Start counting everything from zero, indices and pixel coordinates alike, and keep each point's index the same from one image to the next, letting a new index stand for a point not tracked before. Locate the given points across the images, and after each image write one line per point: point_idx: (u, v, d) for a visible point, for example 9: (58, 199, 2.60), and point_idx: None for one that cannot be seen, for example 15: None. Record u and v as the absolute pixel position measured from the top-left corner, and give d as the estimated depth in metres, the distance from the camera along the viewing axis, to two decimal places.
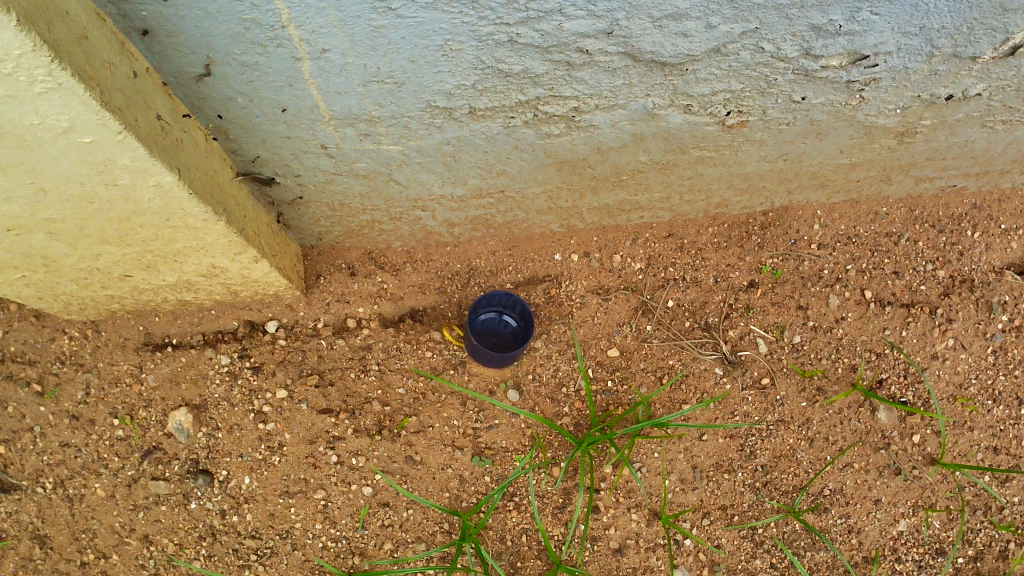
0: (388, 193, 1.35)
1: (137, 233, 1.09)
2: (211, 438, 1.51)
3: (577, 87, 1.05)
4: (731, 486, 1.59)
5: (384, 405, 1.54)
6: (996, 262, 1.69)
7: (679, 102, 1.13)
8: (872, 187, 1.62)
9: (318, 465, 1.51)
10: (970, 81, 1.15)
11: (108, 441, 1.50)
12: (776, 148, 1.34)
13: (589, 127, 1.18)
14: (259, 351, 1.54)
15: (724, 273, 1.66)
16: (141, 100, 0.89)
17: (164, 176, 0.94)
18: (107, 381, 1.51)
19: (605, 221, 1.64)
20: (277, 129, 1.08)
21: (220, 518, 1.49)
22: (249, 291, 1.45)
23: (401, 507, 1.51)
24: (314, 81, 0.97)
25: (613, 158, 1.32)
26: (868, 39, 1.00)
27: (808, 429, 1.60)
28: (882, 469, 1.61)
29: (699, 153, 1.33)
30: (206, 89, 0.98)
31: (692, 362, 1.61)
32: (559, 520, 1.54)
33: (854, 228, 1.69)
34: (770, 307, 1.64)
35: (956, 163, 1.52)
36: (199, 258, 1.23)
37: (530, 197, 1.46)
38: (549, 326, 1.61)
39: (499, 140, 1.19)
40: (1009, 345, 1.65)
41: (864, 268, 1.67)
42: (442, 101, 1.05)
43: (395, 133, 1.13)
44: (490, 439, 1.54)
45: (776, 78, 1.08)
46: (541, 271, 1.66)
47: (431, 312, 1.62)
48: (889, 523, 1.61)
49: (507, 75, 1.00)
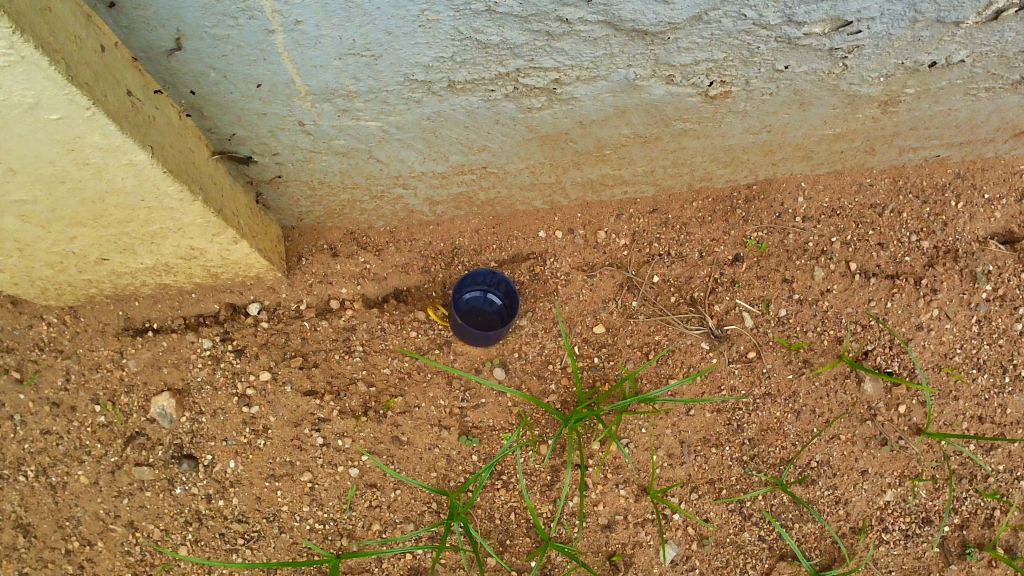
0: (368, 171, 1.33)
1: (112, 215, 1.07)
2: (195, 423, 1.49)
3: (557, 58, 1.04)
4: (719, 461, 1.59)
5: (369, 386, 1.53)
6: (979, 232, 1.69)
7: (661, 72, 1.11)
8: (856, 159, 1.61)
9: (303, 448, 1.50)
10: (953, 47, 1.14)
11: (90, 428, 1.48)
12: (759, 119, 1.33)
13: (570, 100, 1.17)
14: (242, 334, 1.52)
15: (709, 248, 1.65)
16: (111, 75, 0.87)
17: (137, 154, 0.92)
18: (88, 367, 1.49)
19: (588, 197, 1.64)
20: (252, 105, 1.06)
21: (206, 503, 1.48)
22: (230, 273, 1.43)
23: (388, 488, 1.51)
24: (288, 55, 0.95)
25: (595, 132, 1.31)
26: (851, 5, 0.99)
27: (795, 401, 1.61)
28: (868, 440, 1.61)
29: (682, 126, 1.32)
30: (177, 64, 0.95)
31: (679, 337, 1.60)
32: (547, 497, 1.54)
33: (838, 201, 1.69)
34: (755, 281, 1.64)
35: (939, 133, 1.52)
36: (176, 240, 1.21)
37: (512, 173, 1.44)
38: (534, 304, 1.60)
39: (480, 114, 1.17)
40: (993, 314, 1.66)
41: (848, 240, 1.67)
42: (421, 74, 1.03)
43: (374, 108, 1.11)
44: (477, 418, 1.54)
45: (758, 46, 1.07)
46: (526, 249, 1.65)
47: (416, 292, 1.60)
48: (877, 494, 1.62)
49: (485, 46, 0.98)
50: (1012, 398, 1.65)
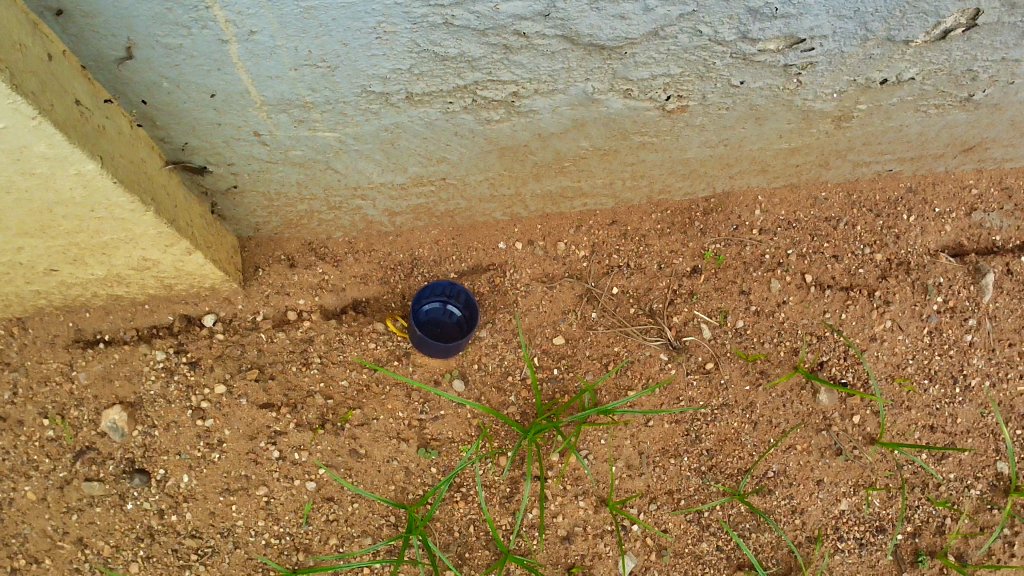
0: (326, 181, 1.32)
1: (60, 225, 1.05)
2: (147, 437, 1.46)
3: (515, 71, 1.04)
4: (677, 471, 1.60)
5: (327, 398, 1.51)
6: (931, 245, 1.73)
7: (619, 86, 1.12)
8: (811, 173, 1.64)
9: (259, 461, 1.47)
10: (903, 65, 1.17)
11: (38, 442, 1.45)
12: (716, 133, 1.35)
13: (529, 113, 1.17)
14: (196, 346, 1.50)
15: (668, 259, 1.67)
16: (58, 84, 0.85)
17: (85, 164, 0.90)
18: (36, 380, 1.46)
19: (548, 208, 1.64)
20: (206, 115, 1.04)
21: (159, 518, 1.45)
22: (184, 284, 1.41)
23: (346, 501, 1.49)
24: (243, 65, 0.94)
25: (554, 144, 1.31)
26: (804, 23, 1.01)
27: (752, 412, 1.62)
28: (823, 450, 1.64)
29: (640, 139, 1.33)
30: (128, 74, 0.94)
31: (638, 348, 1.61)
32: (507, 510, 1.53)
33: (794, 214, 1.72)
34: (713, 293, 1.65)
35: (891, 148, 1.55)
36: (128, 251, 1.18)
37: (472, 184, 1.44)
38: (494, 315, 1.60)
39: (439, 126, 1.17)
40: (944, 326, 1.69)
41: (804, 252, 1.69)
42: (378, 85, 1.02)
43: (331, 119, 1.10)
44: (436, 430, 1.53)
45: (714, 62, 1.08)
46: (485, 260, 1.64)
47: (375, 303, 1.59)
48: (832, 503, 1.63)
49: (443, 59, 0.98)
50: (962, 408, 1.68)
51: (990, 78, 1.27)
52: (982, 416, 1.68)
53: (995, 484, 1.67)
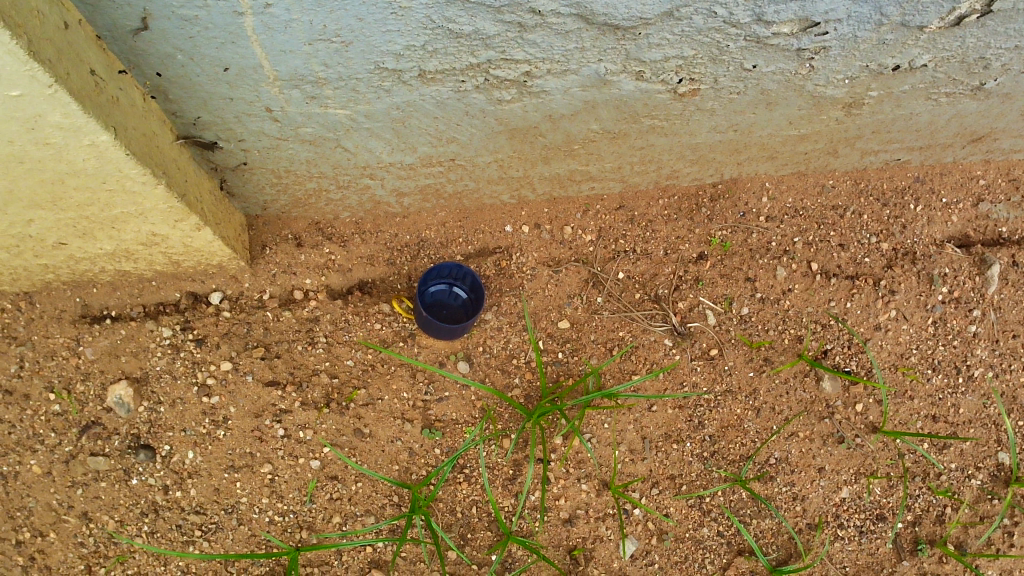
0: (335, 160, 1.32)
1: (71, 197, 1.05)
2: (153, 413, 1.47)
3: (528, 50, 1.03)
4: (679, 456, 1.61)
5: (332, 377, 1.52)
6: (936, 235, 1.73)
7: (631, 67, 1.12)
8: (820, 161, 1.64)
9: (264, 439, 1.48)
10: (916, 52, 1.17)
11: (44, 416, 1.45)
12: (726, 118, 1.34)
13: (540, 93, 1.16)
14: (203, 323, 1.50)
15: (674, 245, 1.67)
16: (74, 53, 0.85)
17: (98, 134, 0.90)
18: (43, 355, 1.46)
19: (555, 192, 1.64)
20: (218, 89, 1.04)
21: (163, 494, 1.45)
22: (191, 261, 1.41)
23: (350, 480, 1.49)
24: (257, 39, 0.94)
25: (564, 126, 1.31)
26: (819, 6, 1.01)
27: (755, 399, 1.63)
28: (826, 438, 1.64)
29: (650, 122, 1.33)
30: (142, 45, 0.93)
31: (642, 334, 1.62)
32: (510, 491, 1.54)
33: (802, 202, 1.72)
34: (719, 280, 1.66)
35: (900, 137, 1.55)
36: (137, 225, 1.18)
37: (481, 166, 1.44)
38: (500, 298, 1.60)
39: (450, 105, 1.16)
40: (949, 316, 1.69)
41: (810, 241, 1.70)
42: (391, 62, 1.02)
43: (342, 96, 1.10)
44: (440, 411, 1.54)
45: (727, 44, 1.08)
46: (492, 242, 1.65)
47: (381, 284, 1.59)
48: (833, 491, 1.64)
49: (457, 36, 0.98)
50: (964, 398, 1.69)
51: (1002, 66, 1.26)
52: (984, 407, 1.69)
53: (995, 474, 1.68)
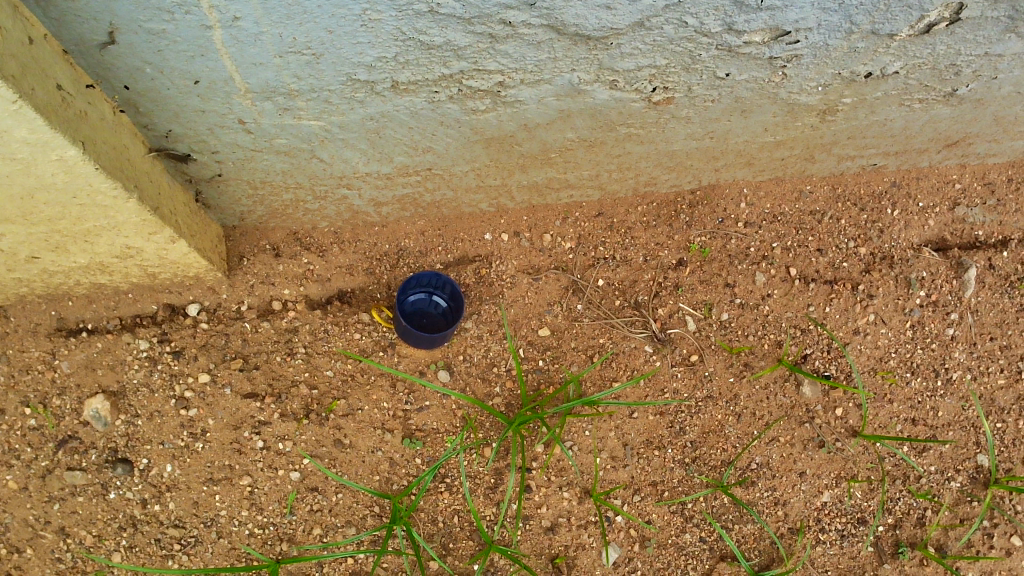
0: (311, 170, 1.32)
1: (41, 211, 1.04)
2: (130, 426, 1.46)
3: (501, 61, 1.03)
4: (661, 463, 1.62)
5: (311, 388, 1.51)
6: (914, 239, 1.74)
7: (605, 77, 1.12)
8: (797, 167, 1.65)
9: (243, 451, 1.47)
10: (887, 59, 1.17)
11: (20, 431, 1.44)
12: (702, 126, 1.35)
13: (515, 103, 1.16)
14: (180, 335, 1.49)
15: (654, 252, 1.68)
16: (39, 68, 0.84)
17: (67, 149, 0.90)
18: (18, 369, 1.45)
19: (535, 200, 1.65)
20: (189, 101, 1.03)
21: (141, 508, 1.44)
22: (168, 273, 1.40)
23: (330, 491, 1.49)
24: (227, 52, 0.93)
25: (540, 135, 1.30)
26: (789, 15, 1.01)
27: (735, 404, 1.64)
28: (807, 442, 1.65)
29: (627, 131, 1.33)
30: (110, 59, 0.93)
31: (623, 340, 1.63)
32: (490, 501, 1.54)
33: (779, 207, 1.73)
34: (698, 286, 1.67)
35: (876, 142, 1.56)
36: (110, 238, 1.18)
37: (458, 175, 1.43)
38: (479, 307, 1.60)
39: (424, 116, 1.16)
40: (927, 320, 1.70)
41: (788, 246, 1.71)
42: (363, 73, 1.02)
43: (315, 107, 1.09)
44: (421, 421, 1.53)
45: (700, 53, 1.08)
46: (471, 251, 1.65)
47: (360, 293, 1.59)
48: (814, 495, 1.65)
49: (428, 47, 0.98)
50: (943, 401, 1.70)
51: (973, 73, 1.27)
52: (963, 409, 1.70)
53: (975, 477, 1.69)
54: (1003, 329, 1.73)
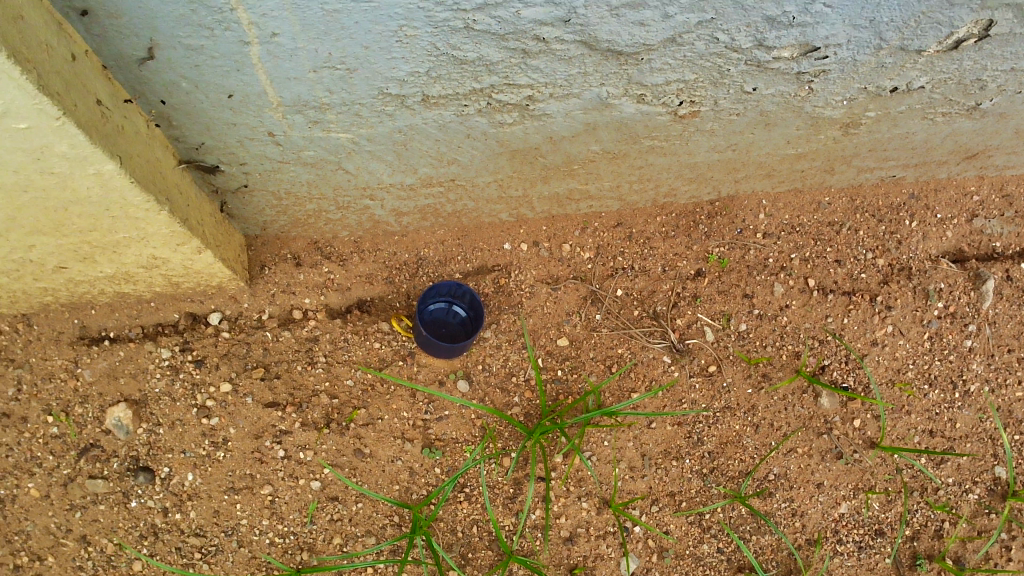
0: (336, 182, 1.32)
1: (74, 223, 1.04)
2: (152, 434, 1.46)
3: (532, 76, 1.04)
4: (679, 473, 1.62)
5: (332, 398, 1.51)
6: (931, 251, 1.74)
7: (633, 91, 1.12)
8: (816, 178, 1.65)
9: (264, 460, 1.47)
10: (913, 74, 1.18)
11: (42, 439, 1.44)
12: (725, 138, 1.35)
13: (542, 117, 1.16)
14: (202, 344, 1.49)
15: (672, 262, 1.69)
16: (80, 84, 0.84)
17: (104, 164, 0.90)
18: (41, 377, 1.45)
19: (554, 210, 1.65)
20: (222, 115, 1.04)
21: (163, 516, 1.44)
22: (191, 283, 1.40)
23: (350, 500, 1.49)
24: (262, 67, 0.93)
25: (565, 148, 1.31)
26: (819, 32, 1.02)
27: (754, 415, 1.65)
28: (824, 453, 1.66)
29: (651, 143, 1.33)
30: (147, 73, 0.93)
31: (641, 350, 1.63)
32: (510, 510, 1.55)
33: (798, 218, 1.73)
34: (717, 296, 1.67)
35: (896, 155, 1.56)
36: (139, 249, 1.18)
37: (480, 186, 1.44)
38: (498, 316, 1.61)
39: (451, 128, 1.16)
40: (944, 331, 1.71)
41: (807, 257, 1.71)
42: (395, 88, 1.02)
43: (345, 120, 1.09)
44: (441, 430, 1.54)
45: (728, 68, 1.09)
46: (491, 260, 1.65)
47: (379, 302, 1.59)
48: (832, 506, 1.65)
49: (461, 62, 0.98)
50: (961, 413, 1.70)
51: (998, 87, 1.28)
52: (981, 421, 1.70)
53: (993, 489, 1.69)
54: (1021, 340, 1.72)
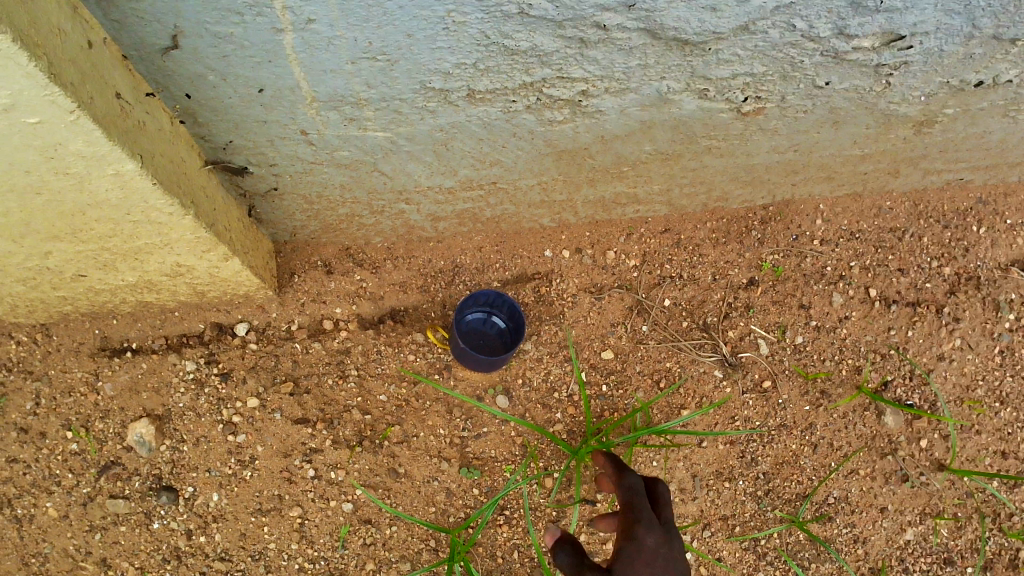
0: (371, 184, 1.24)
1: (92, 229, 0.97)
2: (175, 452, 1.38)
3: (587, 68, 0.95)
4: (731, 495, 1.54)
5: (364, 413, 1.43)
6: (1001, 259, 1.63)
7: (695, 85, 1.03)
8: (879, 181, 1.54)
9: (293, 480, 1.40)
10: (1002, 67, 1.07)
11: (60, 456, 1.37)
12: (788, 138, 1.25)
13: (595, 114, 1.07)
14: (228, 356, 1.41)
15: (723, 270, 1.58)
16: (98, 74, 0.77)
17: (124, 164, 0.82)
18: (60, 391, 1.38)
19: (598, 215, 1.55)
20: (252, 111, 0.96)
21: (186, 539, 1.38)
22: (217, 292, 1.33)
23: (384, 524, 1.41)
24: (296, 58, 0.85)
25: (616, 148, 1.22)
26: (908, 18, 0.91)
27: (812, 434, 1.56)
28: (888, 476, 1.58)
29: (708, 143, 1.24)
30: (171, 64, 0.85)
31: (691, 364, 1.54)
32: (553, 535, 1.47)
33: (858, 224, 1.62)
34: (771, 307, 1.57)
35: (968, 156, 1.45)
36: (162, 256, 1.10)
37: (523, 189, 1.35)
38: (539, 327, 1.52)
39: (497, 126, 1.08)
40: (1016, 345, 1.61)
41: (867, 265, 1.60)
42: (439, 81, 0.94)
43: (384, 117, 1.01)
44: (479, 448, 1.45)
45: (801, 60, 0.99)
46: (531, 268, 1.56)
47: (414, 312, 1.50)
48: (896, 532, 1.58)
49: (512, 53, 0.89)
50: None
51: None
52: None
53: None
54: None
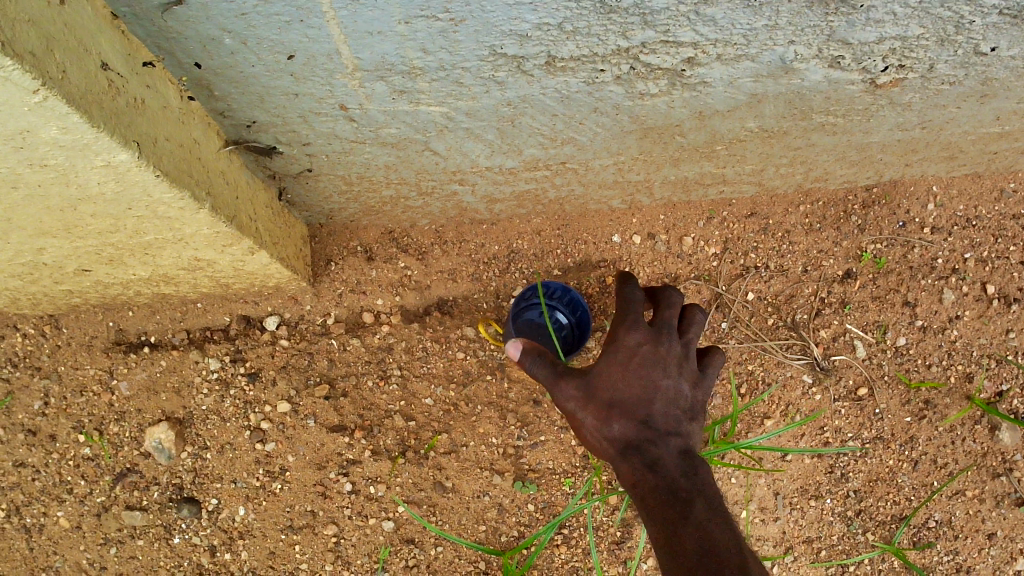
0: (420, 164, 1.05)
1: (88, 224, 0.80)
2: (197, 460, 1.24)
3: (700, 30, 0.75)
4: (818, 515, 1.39)
5: (408, 420, 1.26)
6: None
7: (828, 51, 0.82)
8: (1007, 160, 1.32)
9: (328, 495, 1.24)
10: None
11: (72, 461, 1.23)
12: (919, 113, 1.04)
13: (698, 85, 0.88)
14: (256, 354, 1.25)
15: (816, 260, 1.37)
16: (74, 39, 0.59)
17: (115, 153, 0.65)
18: (71, 389, 1.24)
19: (676, 196, 1.34)
20: (280, 82, 0.78)
21: (210, 556, 1.24)
22: (242, 283, 1.16)
23: (428, 544, 1.26)
24: (334, 16, 0.67)
25: (713, 124, 1.02)
26: None
27: (913, 449, 1.37)
28: (1000, 498, 1.38)
29: (823, 119, 1.03)
30: (176, 24, 0.67)
31: (776, 367, 1.36)
32: (617, 558, 1.31)
33: (974, 209, 1.39)
34: (871, 303, 1.37)
35: None
36: (176, 251, 0.94)
37: (595, 169, 1.16)
38: (604, 324, 1.33)
39: (576, 100, 0.89)
40: None
41: (984, 257, 1.38)
42: (512, 46, 0.75)
43: (440, 89, 0.82)
44: (535, 459, 1.29)
45: (970, 20, 0.78)
46: (595, 255, 1.35)
47: (463, 304, 1.32)
48: (1006, 561, 1.40)
49: (609, 10, 0.70)
50: None
51: None
52: None
53: None
54: None
